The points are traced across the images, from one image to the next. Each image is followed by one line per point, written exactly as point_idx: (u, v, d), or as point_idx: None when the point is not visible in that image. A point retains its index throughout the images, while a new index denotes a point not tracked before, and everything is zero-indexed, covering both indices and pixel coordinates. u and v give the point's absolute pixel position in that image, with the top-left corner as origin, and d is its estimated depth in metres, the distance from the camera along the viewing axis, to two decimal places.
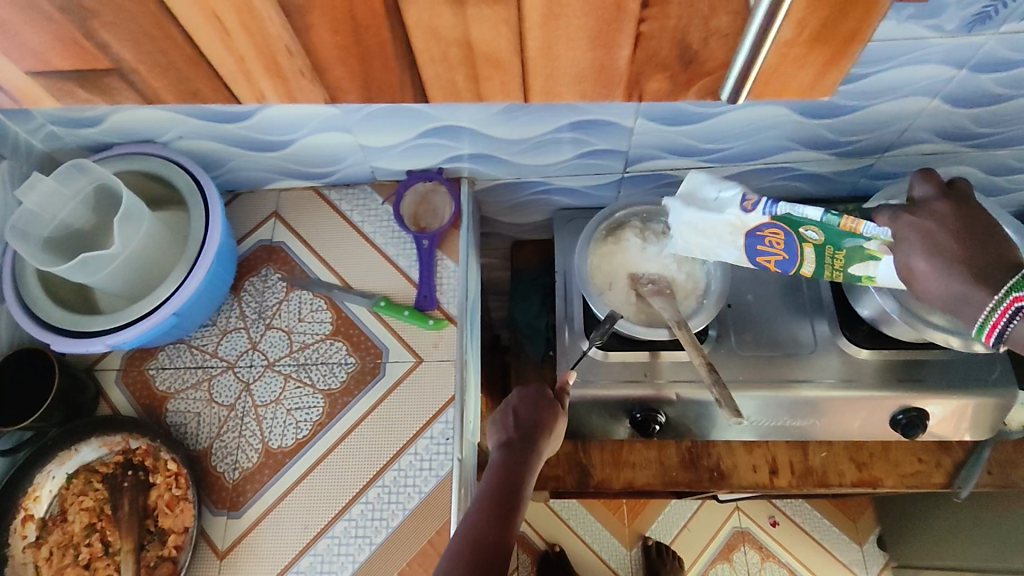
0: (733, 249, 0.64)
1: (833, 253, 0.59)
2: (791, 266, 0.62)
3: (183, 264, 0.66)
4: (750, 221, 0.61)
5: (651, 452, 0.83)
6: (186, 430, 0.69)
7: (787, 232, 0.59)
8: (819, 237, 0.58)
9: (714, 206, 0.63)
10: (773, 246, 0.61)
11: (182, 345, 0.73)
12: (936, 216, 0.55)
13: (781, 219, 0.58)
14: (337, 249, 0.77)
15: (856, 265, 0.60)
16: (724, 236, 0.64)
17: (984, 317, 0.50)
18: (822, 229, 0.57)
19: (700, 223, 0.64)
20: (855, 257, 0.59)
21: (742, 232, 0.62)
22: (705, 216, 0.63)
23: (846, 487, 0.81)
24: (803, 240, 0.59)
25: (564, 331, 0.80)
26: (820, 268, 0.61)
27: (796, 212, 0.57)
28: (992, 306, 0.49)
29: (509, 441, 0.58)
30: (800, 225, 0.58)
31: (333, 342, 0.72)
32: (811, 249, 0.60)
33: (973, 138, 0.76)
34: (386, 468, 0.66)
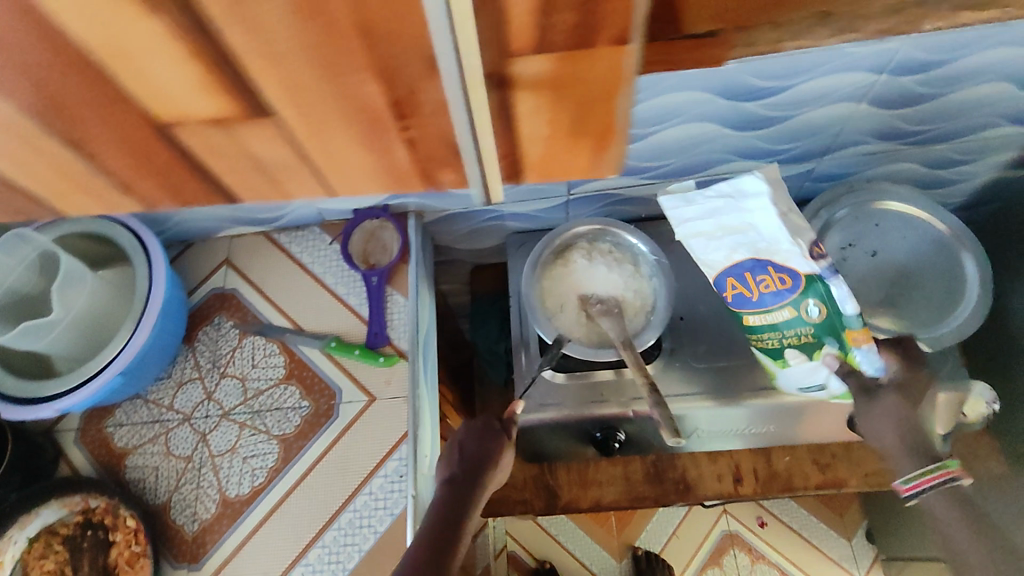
0: (720, 258, 0.59)
1: (801, 332, 0.60)
2: (744, 306, 0.61)
3: (128, 320, 0.67)
4: (795, 257, 0.56)
5: (616, 469, 0.83)
6: (144, 486, 0.70)
7: (794, 291, 0.58)
8: (812, 317, 0.59)
9: (786, 225, 0.55)
10: (771, 283, 0.59)
11: (139, 401, 0.73)
12: (914, 374, 0.64)
13: (815, 281, 0.57)
14: (288, 292, 0.77)
15: (795, 353, 0.62)
16: (733, 245, 0.58)
17: (924, 472, 0.61)
18: (827, 315, 0.58)
19: (757, 219, 0.56)
20: (802, 347, 0.62)
21: (755, 258, 0.58)
22: (774, 228, 0.56)
23: (811, 491, 0.82)
24: (795, 307, 0.59)
25: (520, 355, 0.80)
26: (768, 328, 0.62)
27: (841, 292, 0.56)
28: (933, 468, 0.61)
29: (453, 477, 0.59)
30: (812, 295, 0.58)
31: (286, 386, 0.72)
32: (786, 317, 0.60)
33: (909, 136, 0.75)
34: (342, 509, 0.66)
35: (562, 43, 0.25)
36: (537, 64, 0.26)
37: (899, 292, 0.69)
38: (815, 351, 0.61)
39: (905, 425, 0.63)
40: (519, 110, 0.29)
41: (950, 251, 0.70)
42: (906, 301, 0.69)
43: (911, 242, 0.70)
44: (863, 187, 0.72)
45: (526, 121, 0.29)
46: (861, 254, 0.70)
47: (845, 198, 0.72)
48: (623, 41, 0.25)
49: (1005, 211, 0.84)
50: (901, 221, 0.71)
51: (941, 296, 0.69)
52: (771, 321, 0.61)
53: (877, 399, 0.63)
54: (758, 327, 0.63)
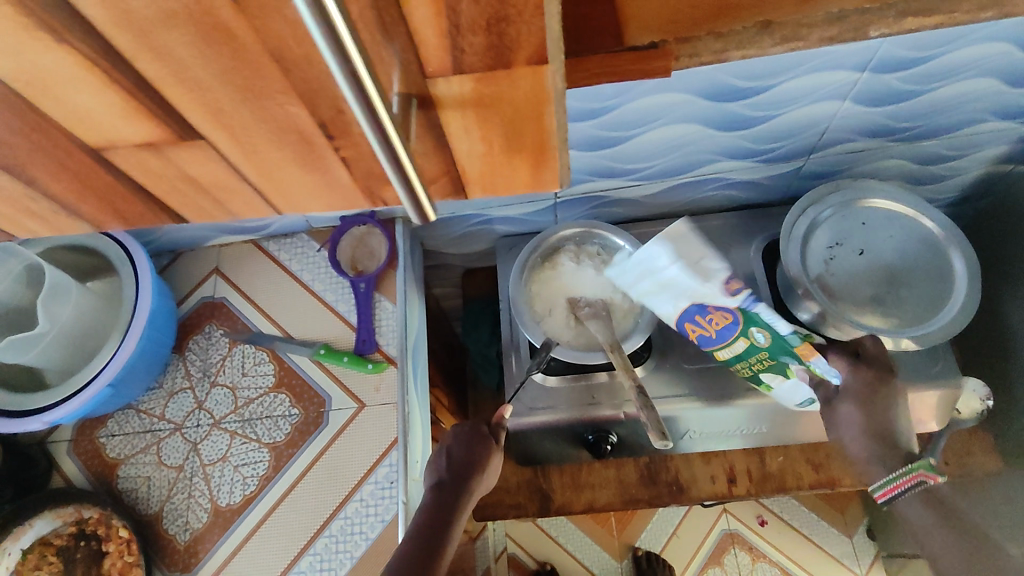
0: (670, 307, 0.63)
1: (760, 356, 0.61)
2: (711, 344, 0.64)
3: (116, 332, 0.67)
4: (717, 298, 0.58)
5: (609, 471, 0.83)
6: (137, 496, 0.70)
7: (737, 320, 0.59)
8: (763, 342, 0.59)
9: (695, 270, 0.59)
10: (719, 319, 0.60)
11: (130, 411, 0.73)
12: (875, 379, 0.64)
13: (753, 312, 0.57)
14: (277, 300, 0.78)
15: (767, 373, 0.64)
16: (675, 296, 0.62)
17: (894, 477, 0.63)
18: (771, 338, 0.58)
19: (671, 273, 0.60)
20: (771, 369, 0.63)
21: (693, 303, 0.60)
22: (684, 276, 0.59)
23: (805, 491, 0.81)
24: (746, 335, 0.60)
25: (510, 359, 0.80)
26: (737, 357, 0.64)
27: (768, 318, 0.56)
28: (903, 472, 0.62)
29: (440, 482, 0.59)
30: (754, 324, 0.59)
31: (276, 394, 0.72)
32: (740, 343, 0.61)
33: (896, 133, 0.74)
34: (332, 517, 0.67)
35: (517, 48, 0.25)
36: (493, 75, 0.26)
37: (887, 290, 0.69)
38: (787, 371, 0.62)
39: (865, 435, 0.64)
40: (469, 124, 0.28)
41: (937, 247, 0.70)
42: (894, 300, 0.68)
43: (899, 239, 0.70)
44: (848, 184, 0.72)
45: (462, 138, 0.29)
46: (849, 252, 0.70)
47: (831, 197, 0.71)
48: (541, 61, 0.25)
49: (997, 206, 0.83)
50: (887, 218, 0.71)
51: (930, 295, 0.68)
52: (734, 349, 0.63)
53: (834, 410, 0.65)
54: (732, 360, 0.65)
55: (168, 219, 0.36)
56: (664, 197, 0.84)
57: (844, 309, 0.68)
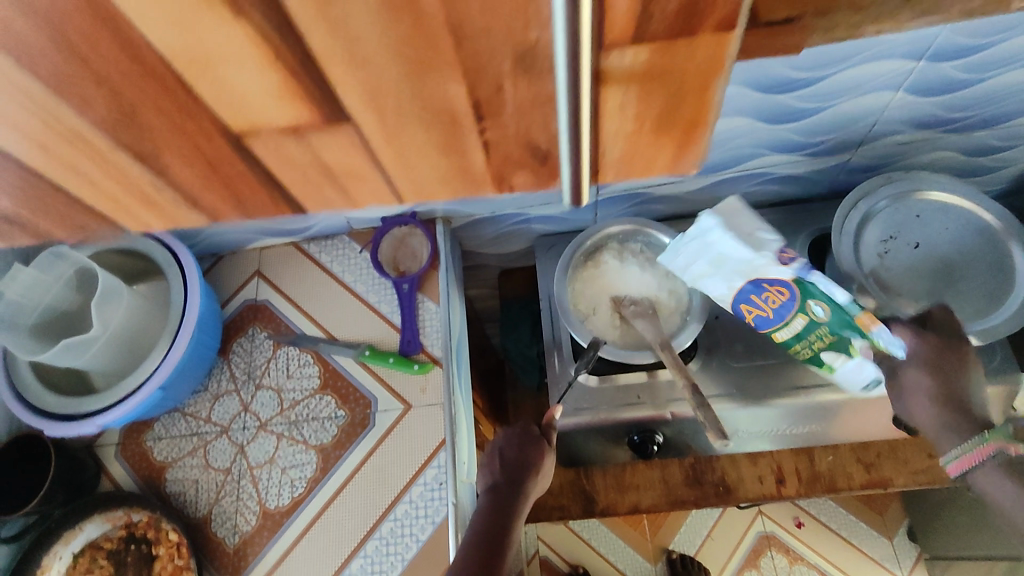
0: (723, 289, 0.62)
1: (824, 333, 0.59)
2: (767, 325, 0.62)
3: (165, 336, 0.67)
4: (774, 270, 0.58)
5: (653, 472, 0.82)
6: (185, 499, 0.70)
7: (793, 297, 0.59)
8: (823, 316, 0.58)
9: (749, 241, 0.60)
10: (777, 298, 0.60)
11: (177, 414, 0.74)
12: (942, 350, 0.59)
13: (802, 283, 0.58)
14: (320, 301, 0.77)
15: (830, 353, 0.61)
16: (730, 275, 0.61)
17: (955, 452, 0.56)
18: (830, 309, 0.57)
19: (721, 245, 0.61)
20: (834, 347, 0.60)
21: (748, 279, 0.60)
22: (738, 248, 0.60)
23: (856, 490, 0.79)
24: (805, 311, 0.59)
25: (553, 359, 0.79)
26: (794, 339, 0.62)
27: (824, 286, 0.57)
28: (966, 446, 0.55)
29: (496, 484, 0.58)
30: (811, 297, 0.58)
31: (322, 396, 0.72)
32: (802, 321, 0.60)
33: (947, 124, 0.73)
34: (382, 519, 0.66)
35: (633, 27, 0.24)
36: (645, 50, 0.26)
37: (946, 284, 0.67)
38: (850, 348, 0.59)
39: (937, 403, 0.58)
40: (607, 106, 0.28)
41: (994, 239, 0.68)
42: (953, 294, 0.66)
43: (957, 232, 0.68)
44: (900, 177, 0.70)
45: (615, 117, 0.29)
46: (904, 246, 0.68)
47: (882, 191, 0.70)
48: (729, 28, 0.25)
49: None
50: (942, 211, 0.69)
51: (989, 287, 0.66)
52: (794, 330, 0.61)
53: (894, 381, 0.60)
54: (789, 343, 0.63)
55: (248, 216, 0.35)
56: (707, 194, 0.82)
57: (900, 304, 0.66)
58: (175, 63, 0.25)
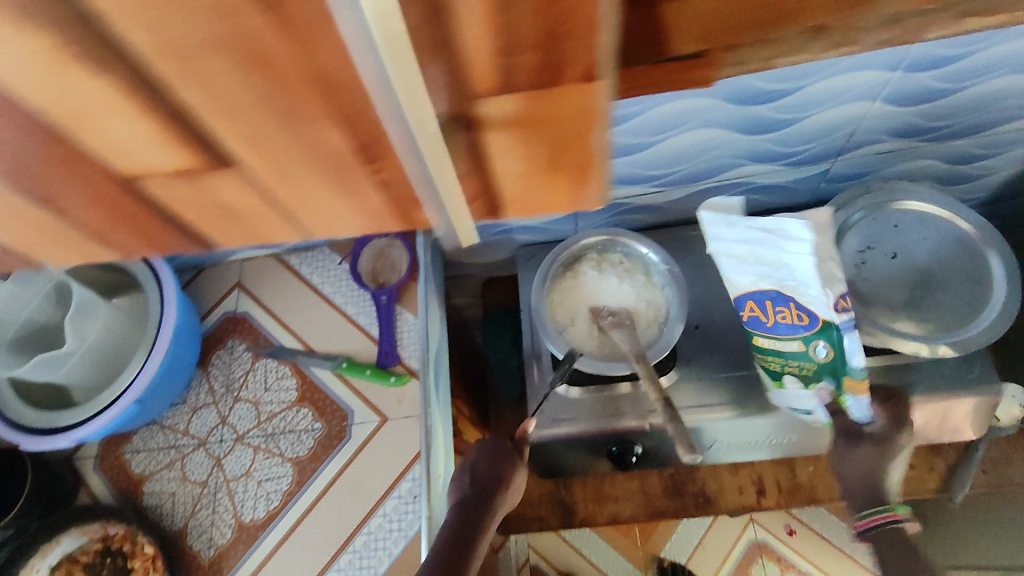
0: (744, 280, 0.58)
1: (806, 365, 0.60)
2: (756, 328, 0.61)
3: (141, 349, 0.67)
4: (819, 305, 0.54)
5: (632, 483, 0.82)
6: (161, 511, 0.70)
7: (807, 330, 0.57)
8: (818, 355, 0.58)
9: (825, 273, 0.53)
10: (791, 319, 0.57)
11: (155, 427, 0.74)
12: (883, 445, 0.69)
13: (829, 326, 0.56)
14: (299, 313, 0.77)
15: (792, 378, 0.63)
16: (759, 274, 0.56)
17: (868, 511, 0.68)
18: (833, 355, 0.57)
19: (790, 258, 0.54)
20: (801, 376, 0.62)
21: (779, 290, 0.56)
22: (808, 273, 0.53)
23: (835, 502, 0.80)
24: (806, 343, 0.58)
25: (533, 369, 0.79)
26: (773, 351, 0.62)
27: (850, 348, 0.56)
28: (877, 510, 0.68)
29: (465, 499, 0.58)
30: (824, 338, 0.57)
31: (299, 409, 0.72)
32: (796, 345, 0.59)
33: (927, 132, 0.72)
34: (355, 532, 0.66)
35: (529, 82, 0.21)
36: (516, 100, 0.22)
37: (923, 293, 0.66)
38: (812, 384, 0.62)
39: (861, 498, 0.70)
40: (490, 152, 0.24)
41: (972, 249, 0.67)
42: (931, 304, 0.66)
43: (935, 243, 0.68)
44: (879, 186, 0.70)
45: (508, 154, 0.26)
46: (881, 256, 0.68)
47: (861, 200, 0.70)
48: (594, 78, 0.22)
49: None
50: (920, 221, 0.69)
51: (968, 298, 0.65)
52: (780, 350, 0.61)
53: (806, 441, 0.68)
54: (761, 350, 0.63)
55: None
56: (688, 203, 0.82)
57: (877, 313, 0.65)
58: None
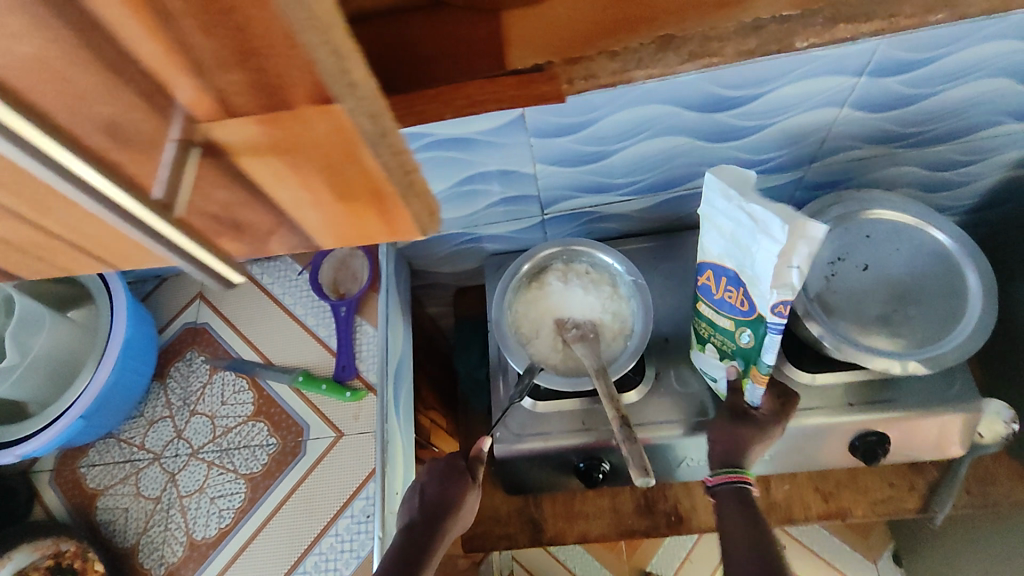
0: (716, 248, 0.57)
1: (729, 345, 0.63)
2: (707, 295, 0.62)
3: (89, 361, 0.66)
4: (761, 300, 0.53)
5: (603, 500, 0.79)
6: (114, 528, 0.69)
7: (742, 315, 0.58)
8: (741, 340, 0.60)
9: (777, 279, 0.50)
10: (735, 302, 0.58)
11: (111, 440, 0.72)
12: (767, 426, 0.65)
13: (757, 323, 0.56)
14: (259, 325, 0.76)
15: (711, 346, 0.66)
16: (728, 250, 0.55)
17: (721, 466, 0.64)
18: (751, 344, 0.59)
19: (756, 254, 0.51)
20: (722, 350, 0.64)
21: (739, 272, 0.55)
22: (763, 270, 0.51)
23: (813, 521, 0.77)
24: (734, 326, 0.60)
25: (498, 382, 0.77)
26: (708, 320, 0.64)
27: (764, 346, 0.57)
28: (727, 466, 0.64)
29: (412, 523, 0.55)
30: (750, 329, 0.58)
31: (255, 423, 0.71)
32: (726, 322, 0.61)
33: (902, 139, 0.70)
34: (307, 552, 0.65)
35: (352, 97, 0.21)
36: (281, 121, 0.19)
37: (895, 308, 0.64)
38: (726, 358, 0.64)
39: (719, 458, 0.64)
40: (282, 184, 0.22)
41: (949, 261, 0.65)
42: (902, 318, 0.63)
43: (907, 255, 0.66)
44: (850, 196, 0.67)
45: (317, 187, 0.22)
46: (851, 268, 0.66)
47: (831, 211, 0.67)
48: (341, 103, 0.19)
49: None
50: (893, 232, 0.66)
51: (941, 314, 0.63)
52: (714, 321, 0.63)
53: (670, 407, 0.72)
54: (701, 316, 0.65)
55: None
56: (660, 211, 0.80)
57: (846, 328, 0.63)
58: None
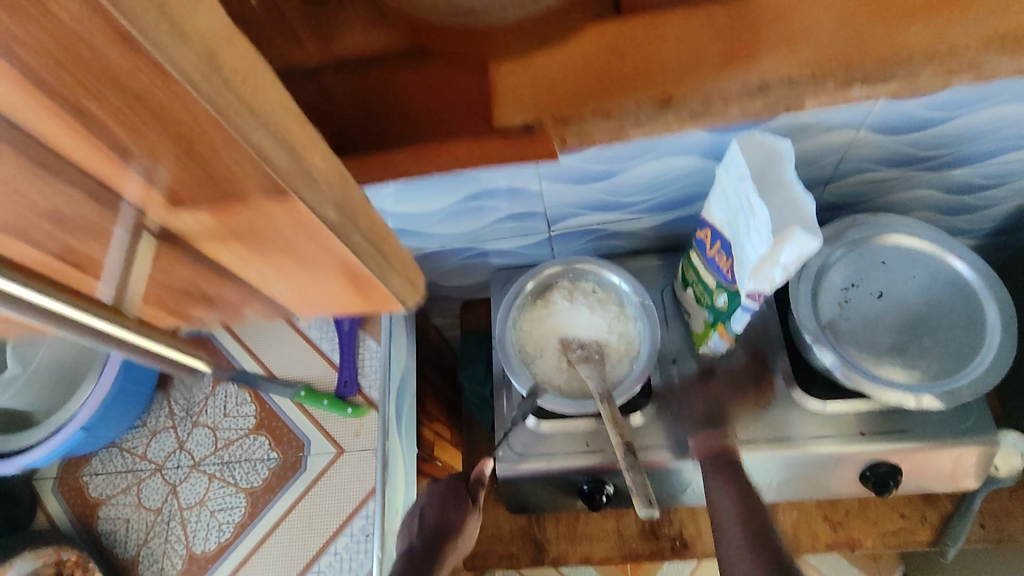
0: (718, 212, 0.61)
1: (705, 300, 0.69)
2: (699, 246, 0.67)
3: (92, 372, 0.66)
4: (740, 273, 0.59)
5: (608, 522, 0.78)
6: (115, 538, 0.69)
7: (722, 280, 0.64)
8: (717, 302, 0.66)
9: (759, 269, 0.56)
10: (722, 266, 0.63)
11: (114, 449, 0.72)
12: (737, 374, 0.72)
13: (734, 296, 0.63)
14: (263, 337, 0.75)
15: (692, 292, 0.72)
16: (728, 220, 0.60)
17: None
18: (723, 307, 0.66)
19: (748, 243, 0.56)
20: (699, 301, 0.71)
21: (730, 239, 0.60)
22: (749, 255, 0.56)
23: (822, 551, 0.75)
24: (716, 287, 0.66)
25: (501, 399, 0.76)
26: (695, 271, 0.69)
27: (733, 315, 0.64)
28: None
29: (411, 548, 0.55)
30: (725, 293, 0.64)
31: (256, 436, 0.70)
32: (710, 279, 0.67)
33: (920, 162, 0.68)
34: (305, 570, 0.64)
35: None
36: None
37: (909, 337, 0.62)
38: (700, 305, 0.71)
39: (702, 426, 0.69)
40: None
41: (967, 291, 0.63)
42: (916, 348, 0.61)
43: (922, 282, 0.64)
44: (866, 220, 0.66)
45: None
46: (865, 295, 0.64)
47: (846, 235, 0.66)
48: None
49: None
50: (908, 258, 0.65)
51: (957, 345, 0.61)
52: (702, 275, 0.68)
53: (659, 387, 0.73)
54: (692, 264, 0.70)
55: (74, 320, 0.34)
56: (668, 229, 0.78)
57: (857, 356, 0.61)
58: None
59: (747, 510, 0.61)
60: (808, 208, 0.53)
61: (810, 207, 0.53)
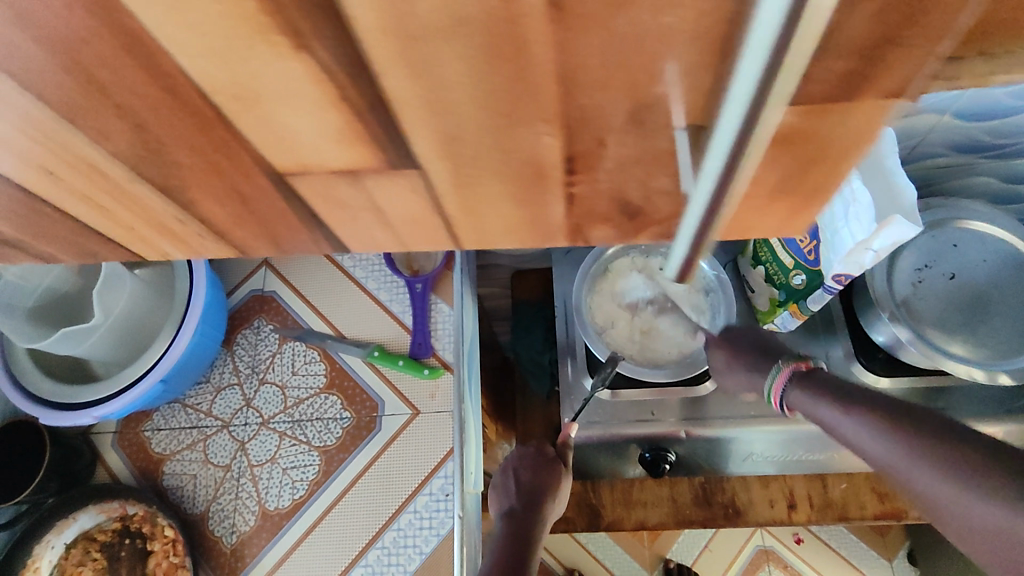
0: None
1: (778, 278, 0.70)
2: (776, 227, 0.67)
3: (169, 325, 0.64)
4: (829, 254, 0.60)
5: (662, 490, 0.81)
6: (182, 494, 0.68)
7: (801, 260, 0.65)
8: (793, 282, 0.68)
9: (855, 253, 0.57)
10: (803, 246, 0.64)
11: (177, 405, 0.71)
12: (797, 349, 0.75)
13: (817, 276, 0.64)
14: (330, 296, 0.74)
15: (762, 270, 0.73)
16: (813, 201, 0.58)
17: (770, 386, 0.51)
18: (800, 287, 0.67)
19: (841, 228, 0.56)
20: (771, 279, 0.72)
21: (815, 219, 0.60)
22: (843, 237, 0.57)
23: (869, 520, 0.78)
24: (792, 266, 0.67)
25: (566, 366, 0.75)
26: (768, 247, 0.70)
27: (811, 295, 0.66)
28: (771, 379, 0.51)
29: (512, 510, 0.57)
30: (804, 273, 0.66)
31: (327, 396, 0.70)
32: (787, 258, 0.67)
33: (989, 150, 0.70)
34: (384, 528, 0.65)
35: (809, 97, 0.22)
36: None
37: (979, 317, 0.64)
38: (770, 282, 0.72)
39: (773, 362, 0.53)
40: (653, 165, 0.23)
41: None
42: (987, 329, 0.64)
43: (995, 265, 0.66)
44: (940, 204, 0.68)
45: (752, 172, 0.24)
46: (938, 276, 0.66)
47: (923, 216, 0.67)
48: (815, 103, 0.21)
49: None
50: (980, 241, 0.67)
51: None
52: (776, 252, 0.69)
53: (713, 364, 0.61)
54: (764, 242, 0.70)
55: (293, 245, 0.33)
56: None
57: (931, 334, 0.64)
58: (215, 99, 0.23)
59: (938, 447, 0.37)
60: (906, 191, 0.53)
61: (908, 190, 0.54)
